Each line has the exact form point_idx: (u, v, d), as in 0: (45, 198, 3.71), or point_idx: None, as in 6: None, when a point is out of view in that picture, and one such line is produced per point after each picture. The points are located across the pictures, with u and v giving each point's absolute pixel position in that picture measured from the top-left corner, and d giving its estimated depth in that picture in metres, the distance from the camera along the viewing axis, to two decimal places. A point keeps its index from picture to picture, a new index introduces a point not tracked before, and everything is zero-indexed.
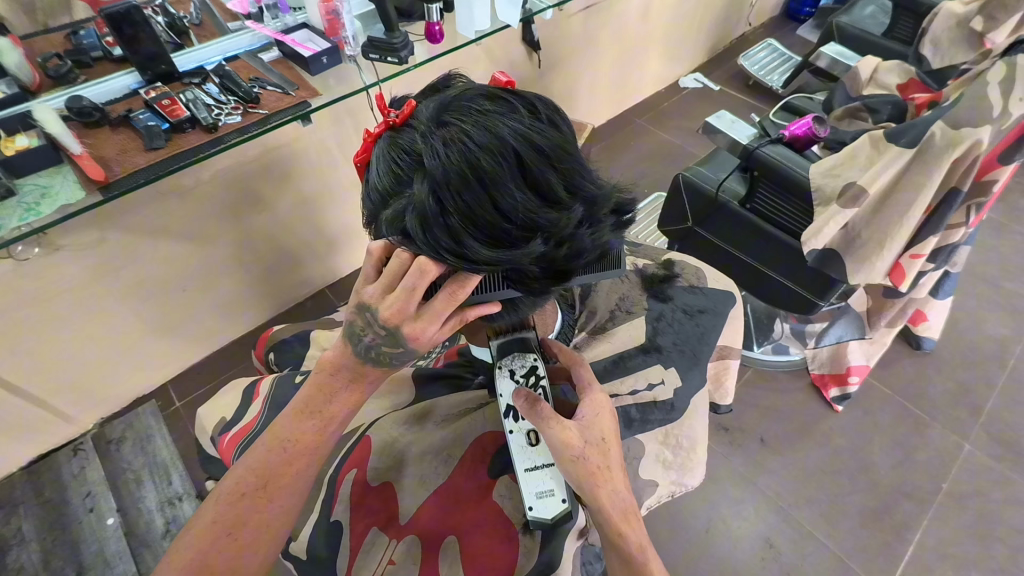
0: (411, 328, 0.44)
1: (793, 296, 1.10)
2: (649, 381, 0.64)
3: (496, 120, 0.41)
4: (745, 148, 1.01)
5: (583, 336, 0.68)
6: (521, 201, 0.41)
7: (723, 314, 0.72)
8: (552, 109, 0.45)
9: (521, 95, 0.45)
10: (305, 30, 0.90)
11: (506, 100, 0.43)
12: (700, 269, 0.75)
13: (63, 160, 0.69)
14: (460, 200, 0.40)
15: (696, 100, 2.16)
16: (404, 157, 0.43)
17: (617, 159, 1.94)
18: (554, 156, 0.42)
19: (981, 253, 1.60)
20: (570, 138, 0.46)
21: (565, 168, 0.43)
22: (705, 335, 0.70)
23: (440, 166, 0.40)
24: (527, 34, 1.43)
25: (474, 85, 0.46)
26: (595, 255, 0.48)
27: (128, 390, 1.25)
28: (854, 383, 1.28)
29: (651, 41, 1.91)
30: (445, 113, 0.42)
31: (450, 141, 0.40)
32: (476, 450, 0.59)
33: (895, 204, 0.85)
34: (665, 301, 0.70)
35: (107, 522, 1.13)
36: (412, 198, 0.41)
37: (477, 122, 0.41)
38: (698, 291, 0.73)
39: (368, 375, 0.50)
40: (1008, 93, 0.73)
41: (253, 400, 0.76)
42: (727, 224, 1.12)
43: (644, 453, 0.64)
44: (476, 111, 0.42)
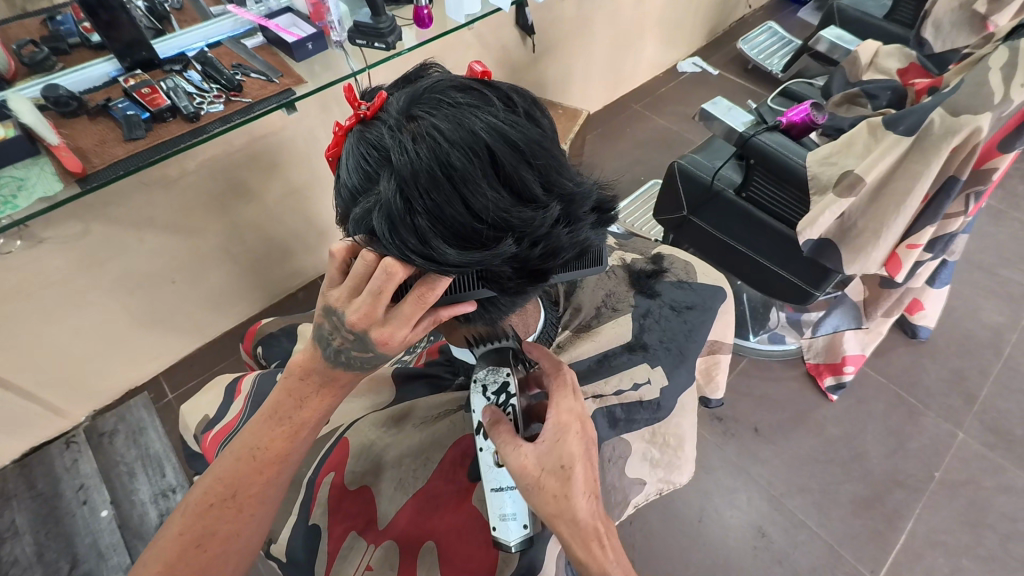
0: (379, 332, 0.43)
1: (789, 287, 1.08)
2: (635, 381, 0.63)
3: (468, 114, 0.39)
4: (741, 137, 0.99)
5: (567, 334, 0.67)
6: (494, 199, 0.39)
7: (712, 309, 0.71)
8: (530, 103, 0.44)
9: (497, 88, 0.43)
10: (289, 15, 0.87)
11: (480, 93, 0.41)
12: (690, 263, 0.74)
13: (39, 152, 0.67)
14: (429, 199, 0.39)
15: (694, 85, 2.13)
16: (372, 152, 0.41)
17: (614, 145, 1.92)
18: (530, 151, 0.41)
19: (979, 239, 1.59)
20: (548, 132, 0.44)
21: (543, 163, 0.41)
22: (692, 331, 0.68)
23: (409, 163, 0.38)
24: (520, 17, 1.40)
25: (448, 76, 0.44)
26: (575, 253, 0.46)
27: (120, 382, 1.24)
28: (849, 372, 1.27)
29: (648, 24, 1.87)
30: (415, 106, 0.40)
31: (420, 136, 0.39)
32: (457, 450, 0.59)
33: (892, 193, 0.84)
34: (653, 297, 0.69)
35: (101, 515, 1.13)
36: (378, 198, 0.40)
37: (448, 115, 0.39)
38: (687, 286, 0.71)
39: (340, 379, 0.49)
40: (1009, 79, 0.72)
41: (236, 396, 0.75)
42: (722, 213, 1.10)
43: (631, 452, 0.63)
44: (448, 103, 0.40)
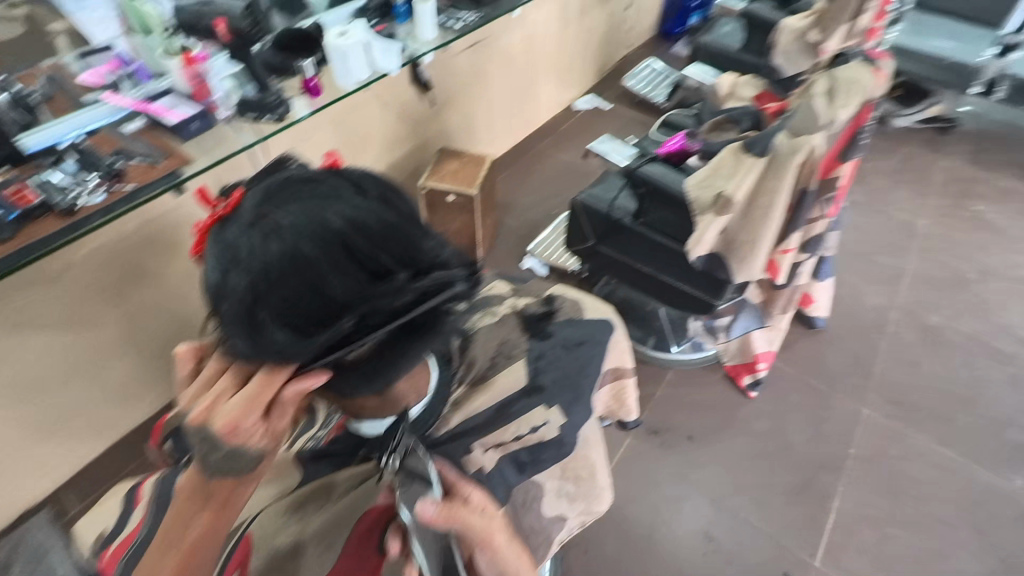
0: (225, 419, 0.43)
1: (693, 299, 1.17)
2: (533, 425, 0.65)
3: (315, 207, 0.41)
4: (628, 169, 1.08)
5: (462, 390, 0.64)
6: (341, 284, 0.41)
7: (602, 341, 0.72)
8: (383, 187, 0.47)
9: (350, 176, 0.46)
10: (170, 96, 0.87)
11: (329, 185, 0.44)
12: (579, 301, 0.74)
13: None
14: (279, 293, 0.40)
15: (591, 120, 2.29)
16: (224, 249, 0.42)
17: (527, 182, 2.00)
18: (382, 232, 0.43)
19: (851, 232, 1.80)
20: (400, 211, 0.46)
21: (398, 243, 0.44)
22: (583, 366, 0.70)
23: (256, 260, 0.40)
24: (415, 75, 1.47)
25: (303, 169, 0.46)
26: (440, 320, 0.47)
27: (12, 503, 1.11)
28: (762, 369, 1.38)
29: (540, 69, 2.01)
30: (265, 202, 0.42)
31: (266, 232, 0.40)
32: (365, 522, 0.57)
33: (760, 207, 0.94)
34: (546, 339, 0.69)
35: None
36: (231, 297, 0.41)
37: (297, 209, 0.41)
38: (576, 322, 0.72)
39: (218, 494, 0.47)
40: (833, 101, 0.84)
41: (135, 504, 0.69)
42: (624, 239, 1.18)
43: (544, 492, 0.72)
44: (297, 197, 0.42)
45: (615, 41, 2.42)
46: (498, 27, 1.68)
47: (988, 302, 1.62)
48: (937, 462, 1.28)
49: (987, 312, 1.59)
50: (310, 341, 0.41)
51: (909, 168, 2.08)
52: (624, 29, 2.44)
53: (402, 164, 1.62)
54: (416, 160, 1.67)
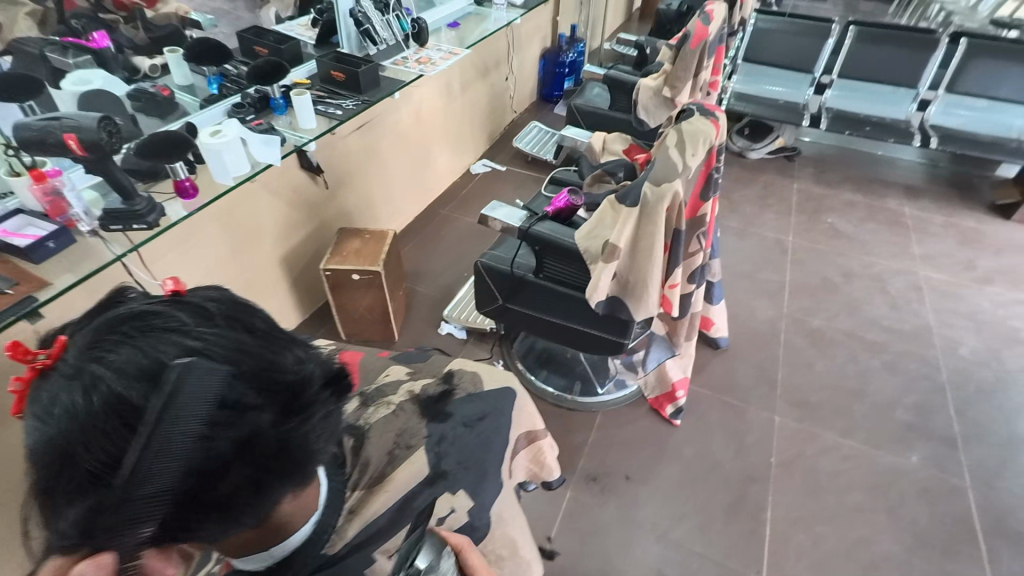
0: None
1: (603, 342, 1.21)
2: (438, 515, 0.60)
3: (146, 343, 0.37)
4: (521, 230, 1.12)
5: (357, 494, 0.58)
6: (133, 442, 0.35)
7: (504, 411, 0.69)
8: (225, 310, 0.42)
9: (192, 300, 0.42)
10: (21, 217, 0.83)
11: (152, 319, 0.39)
12: (477, 374, 0.70)
13: None
14: (104, 448, 0.35)
15: (490, 181, 2.40)
16: (37, 408, 0.37)
17: (435, 247, 2.01)
18: (225, 358, 0.39)
19: (734, 255, 2.00)
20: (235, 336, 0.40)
21: (247, 365, 0.39)
22: (484, 441, 0.66)
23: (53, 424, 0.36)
24: (304, 161, 1.46)
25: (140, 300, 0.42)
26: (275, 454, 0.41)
27: None
28: (681, 396, 1.44)
29: (433, 141, 2.09)
30: (89, 348, 0.38)
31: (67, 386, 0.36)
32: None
33: (642, 250, 1.01)
34: (445, 420, 0.64)
35: None
36: (40, 465, 0.37)
37: (123, 350, 0.37)
38: (474, 398, 0.68)
39: None
40: (683, 152, 0.95)
41: None
42: (530, 295, 1.22)
43: None
44: (125, 335, 0.38)
45: (500, 108, 2.59)
46: (385, 107, 1.74)
47: (856, 300, 1.83)
48: (846, 454, 1.39)
49: (857, 309, 1.80)
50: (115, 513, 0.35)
51: (770, 193, 2.36)
52: (507, 97, 2.62)
53: (300, 249, 1.58)
54: (315, 243, 1.64)
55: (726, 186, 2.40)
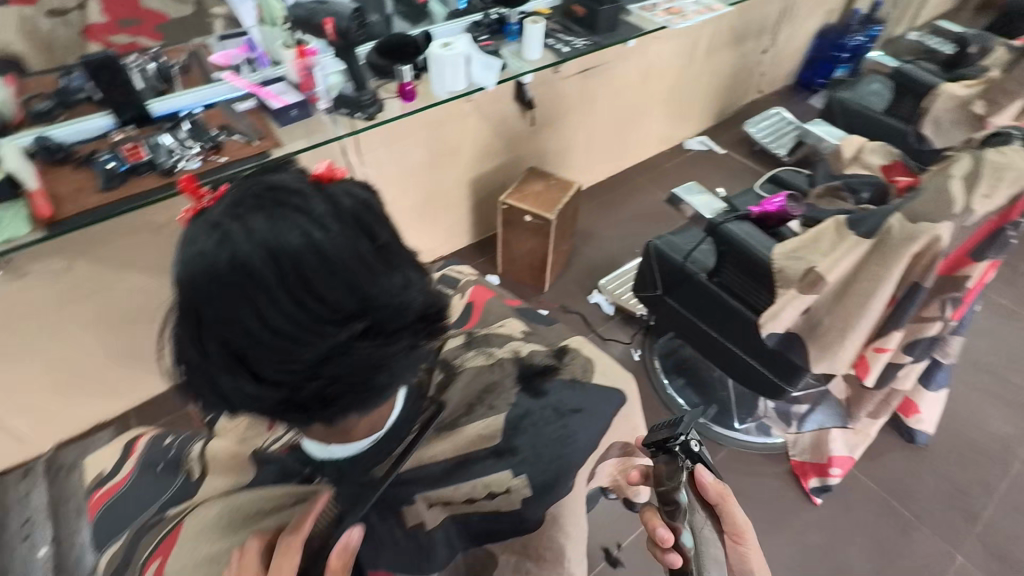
0: None
1: (760, 377, 1.04)
2: (490, 491, 0.60)
3: (278, 219, 0.41)
4: (710, 224, 0.98)
5: (421, 434, 0.61)
6: (252, 324, 0.41)
7: (599, 415, 0.66)
8: (358, 210, 0.44)
9: (338, 186, 0.45)
10: (282, 83, 0.97)
11: (282, 199, 0.42)
12: (589, 362, 0.71)
13: (18, 196, 0.76)
14: (222, 314, 0.41)
15: (701, 161, 2.16)
16: (186, 257, 0.42)
17: (616, 212, 1.92)
18: (339, 262, 0.41)
19: (987, 340, 1.52)
20: (342, 244, 0.42)
21: (357, 278, 0.42)
22: (566, 438, 0.63)
23: (191, 281, 0.41)
24: (519, 93, 1.47)
25: (278, 176, 0.46)
26: (358, 373, 0.46)
27: (88, 414, 1.22)
28: (835, 475, 1.19)
29: (653, 104, 1.94)
30: (236, 203, 0.42)
31: (208, 236, 0.41)
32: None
33: (854, 295, 0.82)
34: (536, 398, 0.65)
35: (38, 553, 1.08)
36: (180, 310, 0.44)
37: (261, 218, 0.40)
38: (578, 388, 0.67)
39: None
40: (970, 189, 0.72)
41: (129, 455, 0.79)
42: (693, 295, 1.08)
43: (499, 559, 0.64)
44: (265, 203, 0.41)
45: (743, 82, 2.26)
46: (614, 55, 1.63)
47: None
48: None
49: None
50: (240, 367, 0.43)
51: None
52: (757, 71, 2.28)
53: (488, 177, 1.64)
54: (502, 175, 1.67)
55: (1012, 249, 1.81)
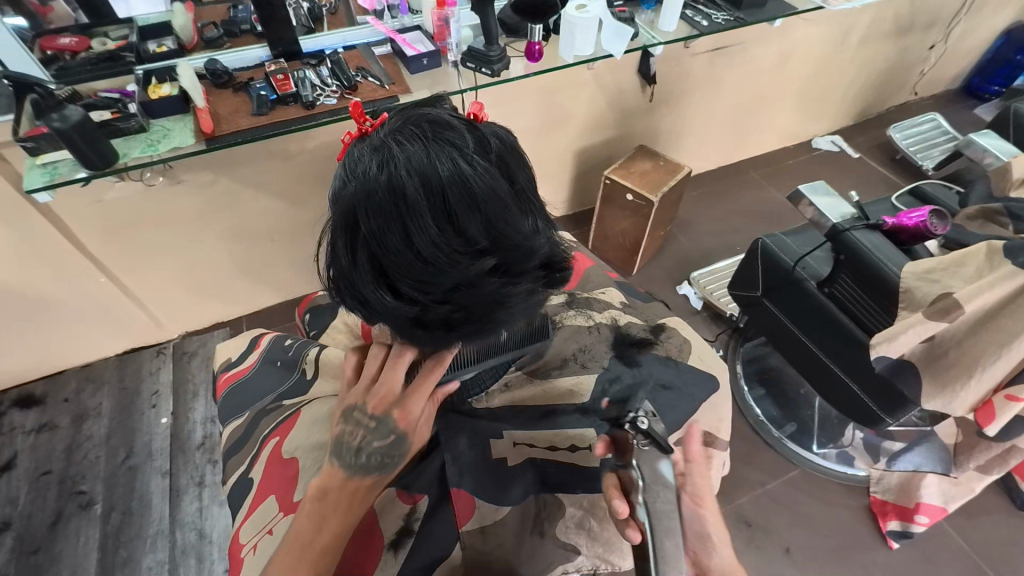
0: (399, 412, 0.57)
1: (856, 402, 0.97)
2: (573, 443, 0.65)
3: (437, 151, 0.44)
4: (833, 228, 0.90)
5: (520, 375, 0.69)
6: (401, 242, 0.44)
7: (689, 395, 0.72)
8: (505, 152, 0.47)
9: (488, 129, 0.48)
10: (418, 32, 1.01)
11: (441, 134, 0.45)
12: (686, 343, 0.77)
13: (187, 111, 0.87)
14: (375, 231, 0.44)
15: (828, 162, 1.97)
16: (349, 174, 0.45)
17: (722, 205, 1.82)
18: (485, 197, 0.44)
19: None
20: (492, 182, 0.45)
21: (498, 215, 0.45)
22: (651, 407, 0.69)
23: (352, 197, 0.45)
24: (643, 66, 1.42)
25: (435, 113, 0.49)
26: (481, 306, 0.49)
27: (210, 313, 1.39)
28: (920, 522, 1.09)
29: (786, 93, 1.79)
30: (398, 132, 0.45)
31: (376, 158, 0.44)
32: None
33: (996, 330, 0.75)
34: (628, 366, 0.72)
35: (160, 421, 1.26)
36: (334, 223, 0.47)
37: (421, 148, 0.44)
38: (672, 365, 0.73)
39: (358, 494, 0.57)
40: None
41: (253, 349, 0.87)
42: (797, 302, 1.01)
43: (562, 516, 0.64)
44: (426, 135, 0.45)
45: (897, 81, 2.01)
46: (753, 36, 1.52)
47: None
48: None
49: None
50: (381, 283, 0.47)
51: None
52: (917, 70, 2.01)
53: (595, 151, 1.61)
54: (609, 150, 1.64)
55: None
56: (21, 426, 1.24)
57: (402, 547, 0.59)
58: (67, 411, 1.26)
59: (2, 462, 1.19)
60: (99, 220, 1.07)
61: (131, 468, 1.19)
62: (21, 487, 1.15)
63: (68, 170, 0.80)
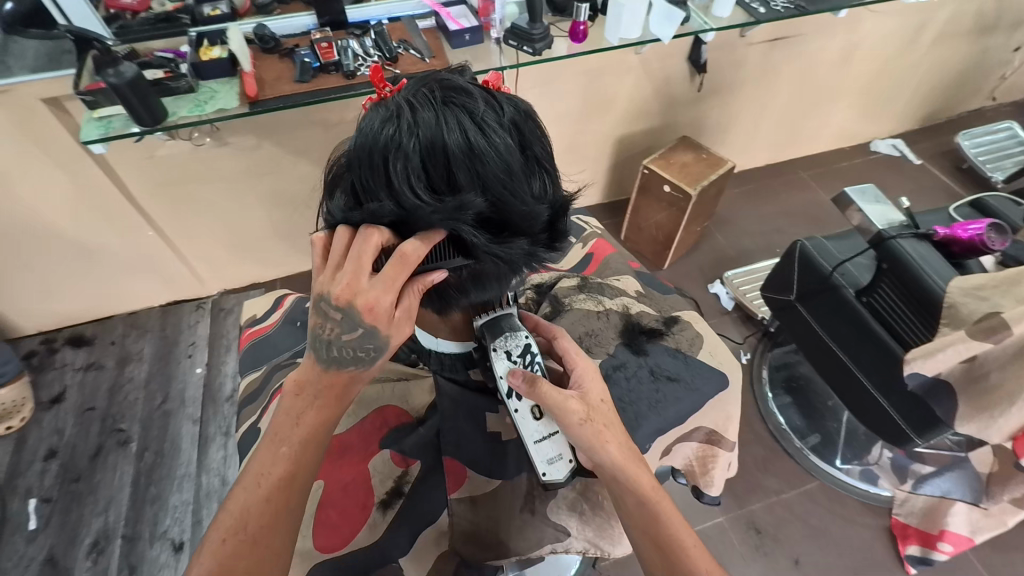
0: (363, 300, 0.47)
1: (885, 419, 0.93)
2: None
3: (446, 114, 0.47)
4: (878, 235, 0.85)
5: None
6: (404, 199, 0.47)
7: (696, 391, 0.70)
8: (514, 121, 0.49)
9: (500, 95, 0.50)
10: (462, 6, 1.00)
11: (452, 100, 0.47)
12: (699, 338, 0.76)
13: (234, 75, 0.90)
14: (382, 189, 0.48)
15: (886, 167, 1.86)
16: (362, 132, 0.49)
17: (765, 205, 1.75)
18: (488, 164, 0.47)
19: None
20: (496, 149, 0.47)
21: (499, 181, 0.48)
22: (656, 400, 0.69)
23: (363, 154, 0.48)
24: (693, 53, 1.37)
25: (451, 79, 0.51)
26: (477, 267, 0.52)
27: (248, 274, 1.45)
28: (943, 550, 1.05)
29: (847, 90, 1.69)
30: (413, 95, 0.48)
31: (388, 118, 0.47)
32: (378, 417, 0.68)
33: None
34: (637, 355, 0.72)
35: (195, 371, 1.34)
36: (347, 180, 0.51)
37: (432, 112, 0.46)
38: (681, 358, 0.73)
39: (336, 386, 0.52)
40: None
41: (277, 308, 0.90)
42: (831, 309, 0.97)
43: (557, 496, 0.65)
44: (439, 100, 0.47)
45: (972, 84, 1.87)
46: (815, 27, 1.44)
47: None
48: None
49: None
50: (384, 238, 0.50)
51: None
52: (997, 73, 1.86)
53: (636, 139, 1.57)
54: (651, 140, 1.59)
55: None
56: (71, 364, 1.33)
57: (391, 508, 0.63)
58: (112, 353, 1.35)
59: (53, 395, 1.28)
60: (149, 176, 1.12)
61: (166, 412, 1.27)
62: (68, 420, 1.24)
63: (122, 125, 0.84)
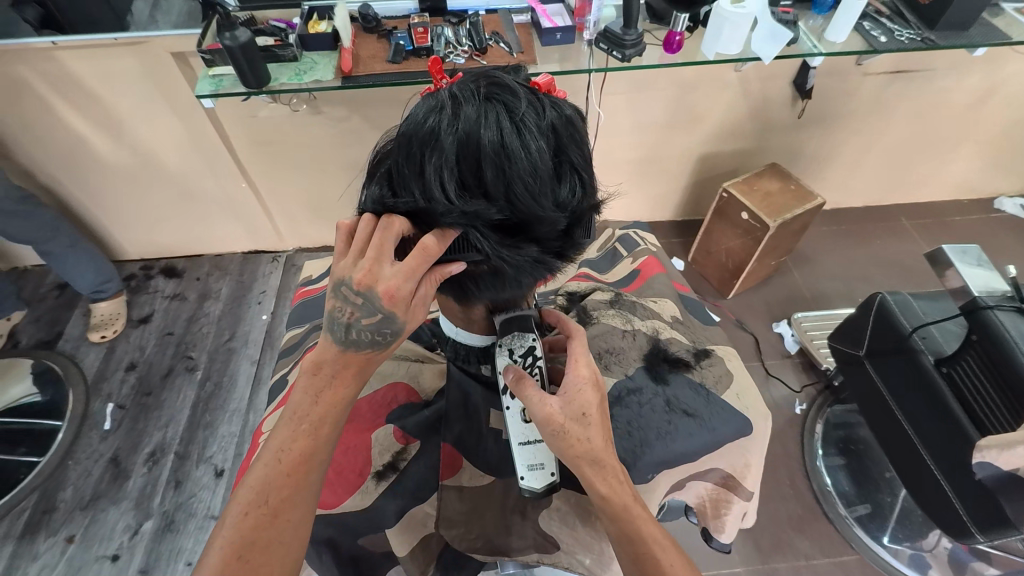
0: (383, 287, 0.50)
1: (947, 507, 0.83)
2: None
3: (486, 111, 0.47)
4: (971, 301, 0.76)
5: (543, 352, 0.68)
6: (429, 187, 0.48)
7: (714, 430, 0.67)
8: (552, 127, 0.49)
9: (545, 100, 0.50)
10: (560, 5, 1.00)
11: (495, 97, 0.48)
12: (727, 377, 0.73)
13: (335, 49, 0.95)
14: (411, 174, 0.49)
15: (1010, 229, 1.65)
16: (406, 119, 0.50)
17: (856, 249, 1.61)
18: (516, 165, 0.47)
19: None
20: (527, 151, 0.48)
21: (524, 184, 0.48)
22: (670, 427, 0.66)
23: (402, 138, 0.49)
24: (799, 76, 1.28)
25: (501, 76, 0.51)
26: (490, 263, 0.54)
27: (322, 236, 1.55)
28: None
29: (975, 137, 1.51)
30: (460, 89, 0.48)
31: (429, 108, 0.48)
32: (389, 396, 0.72)
33: None
34: (659, 382, 0.70)
35: (259, 317, 1.45)
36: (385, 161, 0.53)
37: (474, 107, 0.47)
38: (702, 393, 0.70)
39: (354, 364, 0.54)
40: None
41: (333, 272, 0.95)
42: (903, 373, 0.88)
43: (552, 505, 0.65)
44: (483, 96, 0.48)
45: None
46: (947, 62, 1.30)
47: None
48: None
49: None
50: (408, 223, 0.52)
51: None
52: None
53: (721, 159, 1.50)
54: (738, 162, 1.51)
55: None
56: (161, 291, 1.48)
57: (384, 479, 0.65)
58: (195, 288, 1.49)
59: (142, 315, 1.44)
60: (249, 132, 1.22)
61: (229, 350, 1.38)
62: (149, 340, 1.39)
63: (231, 84, 0.92)
